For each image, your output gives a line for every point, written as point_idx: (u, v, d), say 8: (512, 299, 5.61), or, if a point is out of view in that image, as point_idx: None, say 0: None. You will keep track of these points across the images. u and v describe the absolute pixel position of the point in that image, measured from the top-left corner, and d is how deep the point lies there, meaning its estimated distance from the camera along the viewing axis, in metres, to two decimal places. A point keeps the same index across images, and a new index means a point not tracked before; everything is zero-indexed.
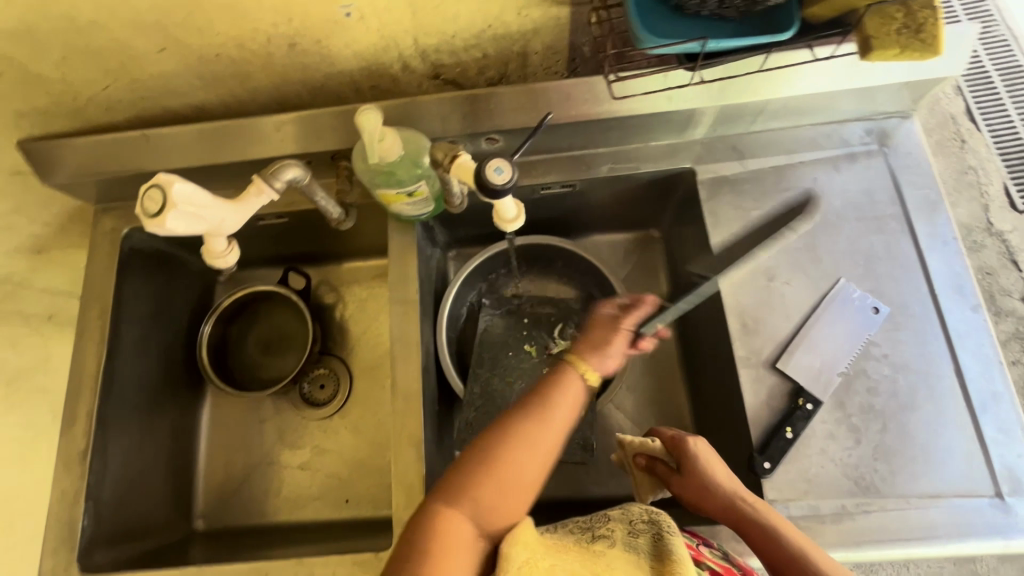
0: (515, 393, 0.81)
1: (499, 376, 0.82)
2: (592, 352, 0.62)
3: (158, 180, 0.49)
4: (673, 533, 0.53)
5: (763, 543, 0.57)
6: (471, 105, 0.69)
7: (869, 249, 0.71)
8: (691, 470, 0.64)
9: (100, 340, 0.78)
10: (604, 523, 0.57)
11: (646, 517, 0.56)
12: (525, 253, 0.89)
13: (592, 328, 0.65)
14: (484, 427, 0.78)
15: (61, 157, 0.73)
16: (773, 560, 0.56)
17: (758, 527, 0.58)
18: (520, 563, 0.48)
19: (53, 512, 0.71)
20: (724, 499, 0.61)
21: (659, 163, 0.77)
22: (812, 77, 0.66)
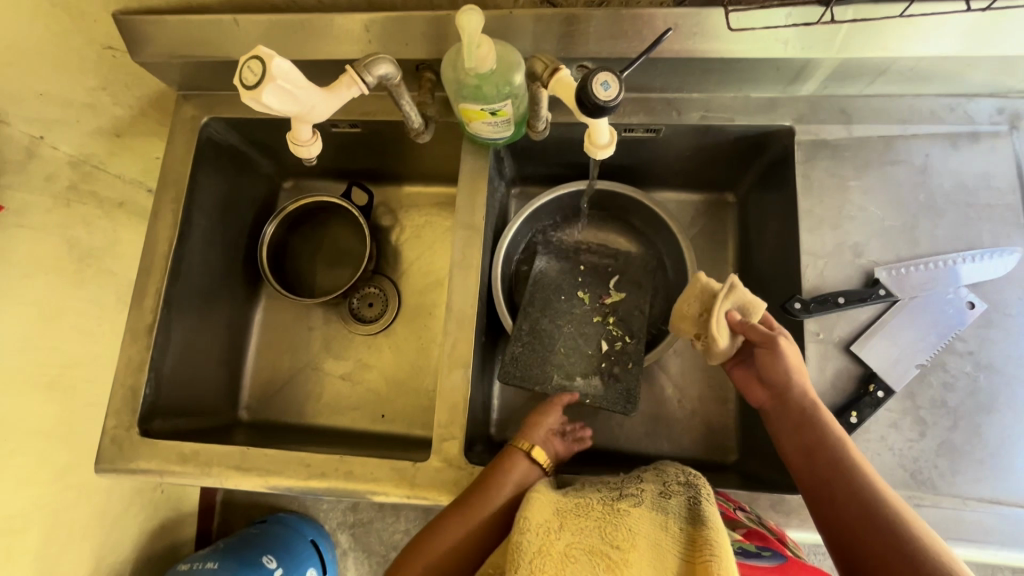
0: (563, 335, 0.79)
1: (550, 318, 0.80)
2: (535, 431, 0.68)
3: (257, 52, 0.47)
4: (709, 501, 0.52)
5: (823, 447, 0.54)
6: (568, 27, 0.65)
7: (975, 239, 0.66)
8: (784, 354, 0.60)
9: (172, 222, 0.79)
10: (634, 484, 0.56)
11: (681, 480, 0.56)
12: (592, 200, 0.86)
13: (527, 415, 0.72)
14: (527, 361, 0.77)
15: (152, 33, 0.73)
16: (813, 449, 0.55)
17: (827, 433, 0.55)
18: (533, 553, 0.47)
19: (119, 376, 0.74)
20: (800, 401, 0.58)
21: (755, 117, 0.72)
22: (955, 35, 0.59)
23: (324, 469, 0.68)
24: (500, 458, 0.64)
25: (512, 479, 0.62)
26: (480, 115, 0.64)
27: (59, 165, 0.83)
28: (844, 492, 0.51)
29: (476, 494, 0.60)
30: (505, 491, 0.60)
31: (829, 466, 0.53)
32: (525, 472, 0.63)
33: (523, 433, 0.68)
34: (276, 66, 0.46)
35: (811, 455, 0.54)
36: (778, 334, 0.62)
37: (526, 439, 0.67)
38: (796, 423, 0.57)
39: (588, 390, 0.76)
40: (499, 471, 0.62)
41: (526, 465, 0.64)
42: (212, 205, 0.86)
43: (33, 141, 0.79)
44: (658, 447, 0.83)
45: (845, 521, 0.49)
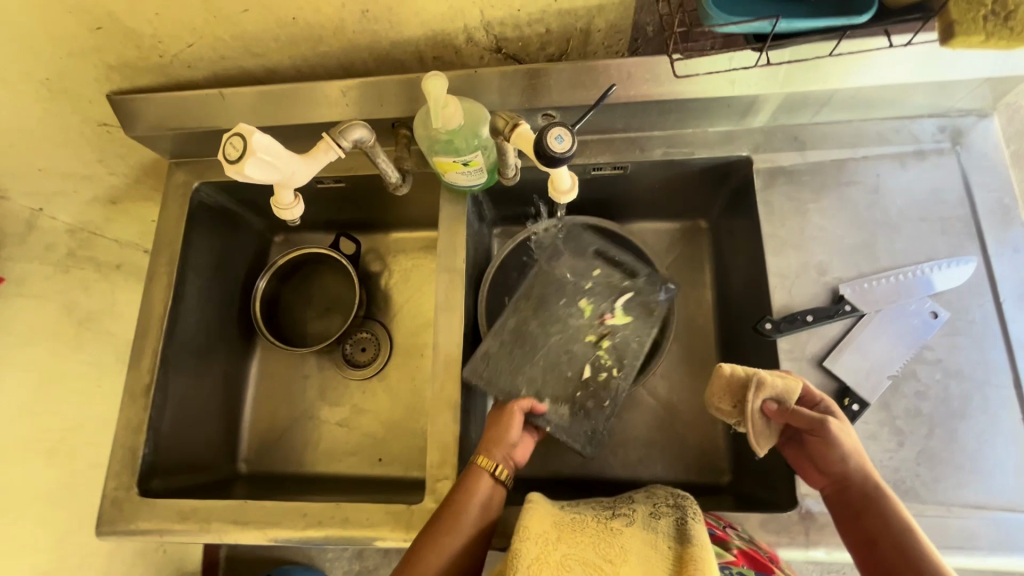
0: (545, 350, 0.79)
1: (539, 330, 0.80)
2: (499, 448, 0.67)
3: (238, 129, 0.51)
4: (697, 519, 0.54)
5: (889, 542, 0.51)
6: (531, 80, 0.70)
7: (932, 250, 0.69)
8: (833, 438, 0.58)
9: (167, 285, 0.82)
10: (626, 505, 0.59)
11: (670, 502, 0.58)
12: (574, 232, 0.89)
13: (487, 425, 0.71)
14: (499, 367, 0.76)
15: (144, 110, 0.77)
16: (881, 543, 0.51)
17: (893, 525, 0.52)
18: (530, 561, 0.48)
19: (118, 438, 0.76)
20: (861, 487, 0.55)
21: (714, 149, 0.76)
22: (889, 66, 0.64)
23: (322, 518, 0.69)
24: (469, 475, 0.65)
25: (479, 506, 0.62)
26: (453, 166, 0.67)
27: (58, 235, 0.91)
28: None
29: (455, 515, 0.61)
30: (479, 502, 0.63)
31: (896, 563, 0.50)
32: (489, 492, 0.64)
33: (485, 448, 0.68)
34: (256, 140, 0.50)
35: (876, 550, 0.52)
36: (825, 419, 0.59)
37: (489, 456, 0.66)
38: (857, 513, 0.54)
39: (554, 421, 0.74)
40: (471, 485, 0.64)
41: (491, 483, 0.64)
42: (206, 264, 0.89)
43: (33, 214, 0.88)
44: (653, 472, 0.84)
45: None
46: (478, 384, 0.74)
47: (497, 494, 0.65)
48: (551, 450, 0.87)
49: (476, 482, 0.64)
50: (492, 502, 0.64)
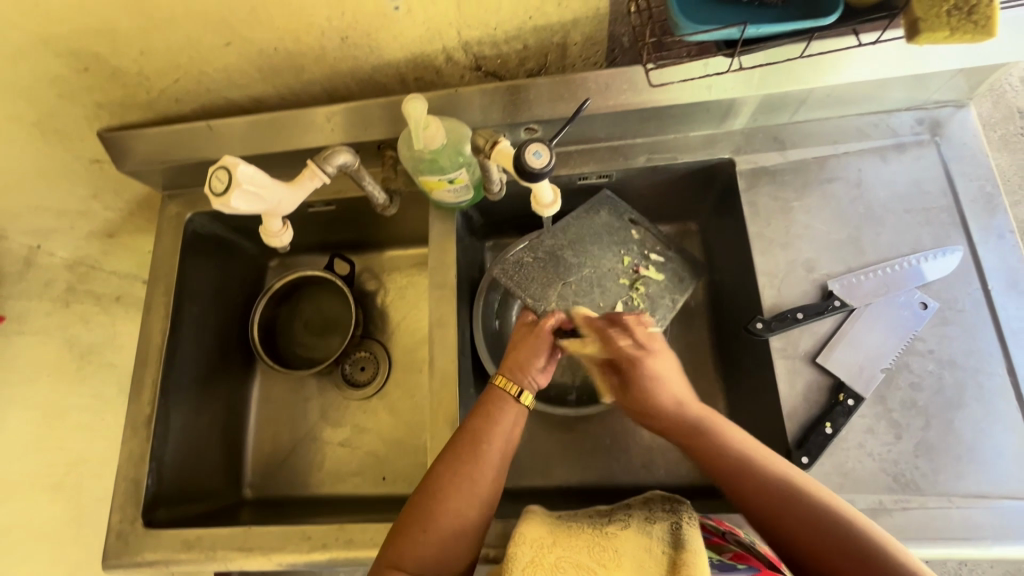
0: (579, 277, 0.75)
1: (577, 253, 0.76)
2: (523, 373, 0.65)
3: (223, 162, 0.52)
4: (692, 522, 0.54)
5: (792, 509, 0.54)
6: (512, 96, 0.71)
7: (917, 241, 0.69)
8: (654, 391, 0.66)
9: (164, 315, 0.83)
10: (623, 512, 0.59)
11: (667, 506, 0.57)
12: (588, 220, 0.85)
13: (514, 343, 0.68)
14: (530, 275, 0.75)
15: (133, 146, 0.78)
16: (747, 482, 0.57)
17: (787, 491, 0.55)
18: (524, 565, 0.50)
19: (122, 470, 0.77)
20: (745, 463, 0.58)
21: (696, 153, 0.77)
22: (860, 65, 0.65)
23: (327, 540, 0.69)
24: (488, 400, 0.63)
25: (500, 437, 0.61)
26: (439, 185, 0.68)
27: (56, 271, 0.93)
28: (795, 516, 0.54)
29: (475, 447, 0.60)
30: (501, 436, 0.61)
31: (768, 493, 0.56)
32: (511, 423, 0.62)
33: (508, 368, 0.66)
34: (240, 172, 0.51)
35: (786, 524, 0.54)
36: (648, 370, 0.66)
37: (511, 379, 0.65)
38: (752, 492, 0.57)
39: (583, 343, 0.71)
40: (492, 412, 0.63)
41: (514, 410, 0.63)
42: (202, 292, 0.90)
43: (32, 250, 0.91)
44: (656, 477, 0.84)
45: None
46: (505, 283, 0.74)
47: (518, 427, 0.63)
48: (554, 459, 0.87)
49: (500, 410, 0.63)
50: (514, 427, 0.63)
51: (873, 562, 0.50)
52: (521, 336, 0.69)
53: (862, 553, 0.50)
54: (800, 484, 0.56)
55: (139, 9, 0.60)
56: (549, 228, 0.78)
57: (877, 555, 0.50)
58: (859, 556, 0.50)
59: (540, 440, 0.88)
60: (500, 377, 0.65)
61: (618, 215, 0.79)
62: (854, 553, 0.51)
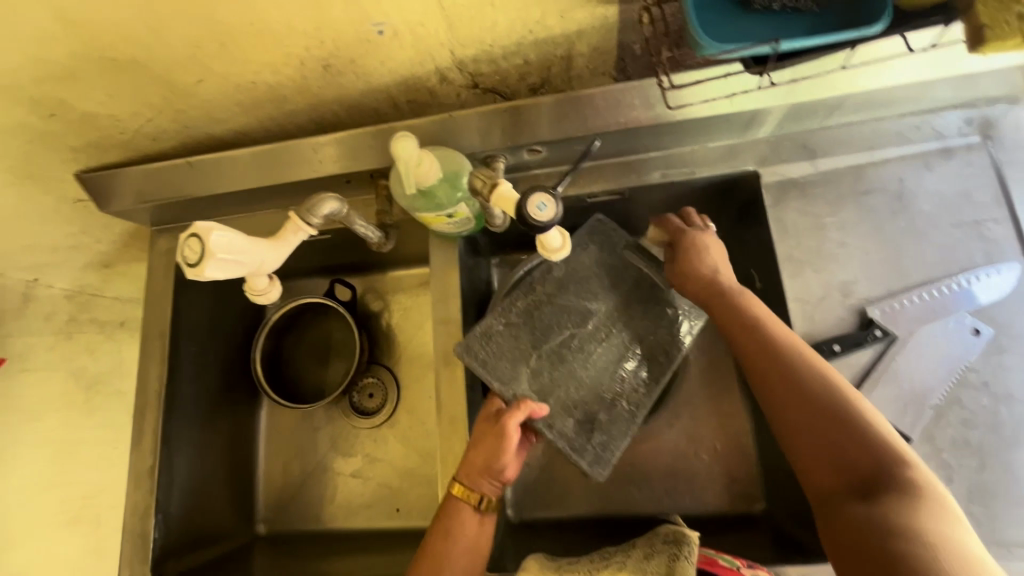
0: (555, 350, 0.70)
1: (563, 324, 0.71)
2: (483, 479, 0.61)
3: (195, 230, 0.52)
4: (690, 557, 0.52)
5: (801, 386, 0.52)
6: (513, 117, 0.65)
7: (967, 258, 0.63)
8: (693, 261, 0.65)
9: (161, 361, 0.80)
10: (625, 551, 0.58)
11: (668, 539, 0.55)
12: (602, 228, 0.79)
13: (476, 443, 0.62)
14: (500, 349, 0.68)
15: (116, 186, 0.74)
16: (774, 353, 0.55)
17: (804, 367, 0.53)
18: None
19: (128, 524, 0.76)
20: (766, 337, 0.56)
21: (716, 166, 0.70)
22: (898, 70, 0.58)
23: None
24: (449, 513, 0.60)
25: (465, 549, 0.59)
26: (437, 220, 0.64)
27: (57, 302, 0.89)
28: (811, 401, 0.51)
29: (436, 570, 0.57)
30: (464, 550, 0.59)
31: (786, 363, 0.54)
32: (474, 532, 0.60)
33: (469, 476, 0.61)
34: (216, 240, 0.51)
35: (785, 396, 0.52)
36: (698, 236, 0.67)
37: (473, 489, 0.61)
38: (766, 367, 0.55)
39: (556, 435, 0.66)
40: (453, 523, 0.60)
41: (477, 521, 0.60)
42: (202, 328, 0.86)
43: (29, 285, 0.86)
44: (681, 506, 0.79)
45: (832, 468, 0.48)
46: (471, 364, 0.67)
47: (484, 533, 0.61)
48: (571, 490, 0.82)
49: (462, 521, 0.60)
50: (481, 535, 0.60)
51: (870, 448, 0.47)
52: (486, 431, 0.63)
53: (854, 433, 0.48)
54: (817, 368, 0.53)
55: (102, 53, 0.56)
56: (537, 288, 0.72)
57: (872, 439, 0.48)
58: (857, 441, 0.48)
59: (558, 472, 0.83)
60: (460, 489, 0.60)
61: (612, 248, 0.74)
62: (860, 444, 0.48)
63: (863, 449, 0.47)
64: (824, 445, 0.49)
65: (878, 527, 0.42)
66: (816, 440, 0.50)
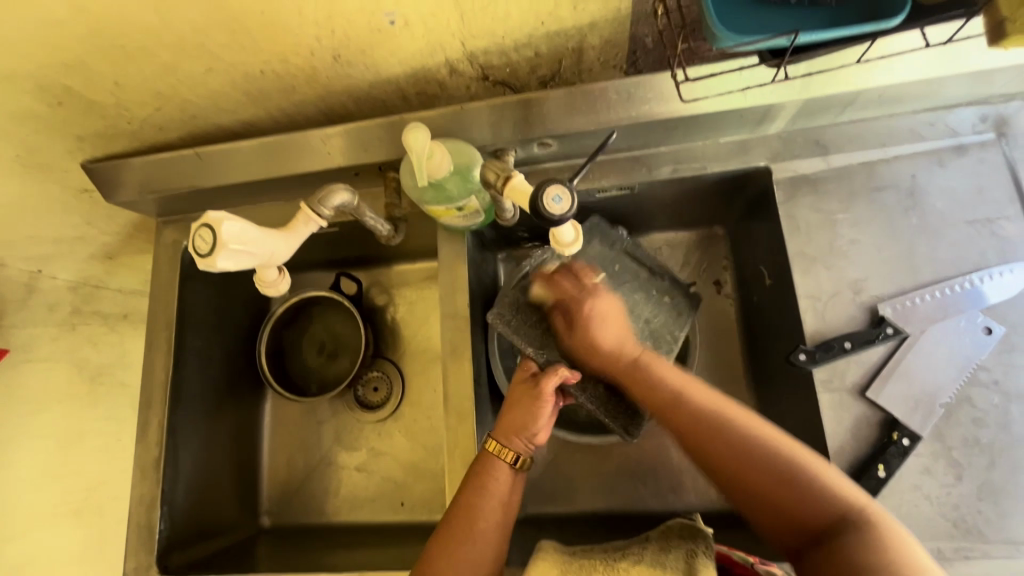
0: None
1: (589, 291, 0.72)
2: (518, 433, 0.61)
3: (208, 220, 0.52)
4: (708, 555, 0.52)
5: (736, 456, 0.50)
6: (523, 110, 0.64)
7: (979, 256, 0.62)
8: (589, 332, 0.65)
9: (166, 352, 0.80)
10: (639, 544, 0.57)
11: (685, 534, 0.56)
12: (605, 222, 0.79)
13: (512, 402, 0.63)
14: (529, 316, 0.70)
15: (122, 176, 0.73)
16: (695, 426, 0.53)
17: (735, 428, 0.51)
18: None
19: (134, 515, 0.76)
20: (686, 401, 0.55)
21: (727, 162, 0.69)
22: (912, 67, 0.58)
23: None
24: (480, 468, 0.59)
25: (496, 503, 0.57)
26: (446, 213, 0.63)
27: (61, 294, 0.88)
28: (751, 469, 0.49)
29: (468, 521, 0.56)
30: (496, 504, 0.57)
31: (710, 433, 0.52)
32: (506, 487, 0.59)
33: (505, 433, 0.61)
34: (227, 230, 0.52)
35: (721, 461, 0.51)
36: (591, 300, 0.66)
37: (506, 444, 0.60)
38: (695, 432, 0.53)
39: (588, 398, 0.67)
40: (485, 477, 0.59)
41: (509, 476, 0.59)
42: (208, 320, 0.86)
43: (32, 276, 0.85)
44: (685, 502, 0.79)
45: (797, 530, 0.48)
46: (500, 329, 0.69)
47: (514, 492, 0.59)
48: (576, 485, 0.82)
49: (493, 476, 0.59)
50: (512, 493, 0.59)
51: (818, 499, 0.47)
52: (522, 393, 0.64)
53: (802, 489, 0.48)
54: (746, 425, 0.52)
55: (110, 40, 0.55)
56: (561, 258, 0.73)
57: (819, 489, 0.47)
58: (805, 496, 0.47)
59: (563, 467, 0.83)
60: (494, 443, 0.60)
61: (610, 244, 0.74)
62: (810, 499, 0.47)
63: (815, 501, 0.47)
64: (774, 508, 0.48)
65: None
66: (766, 503, 0.49)
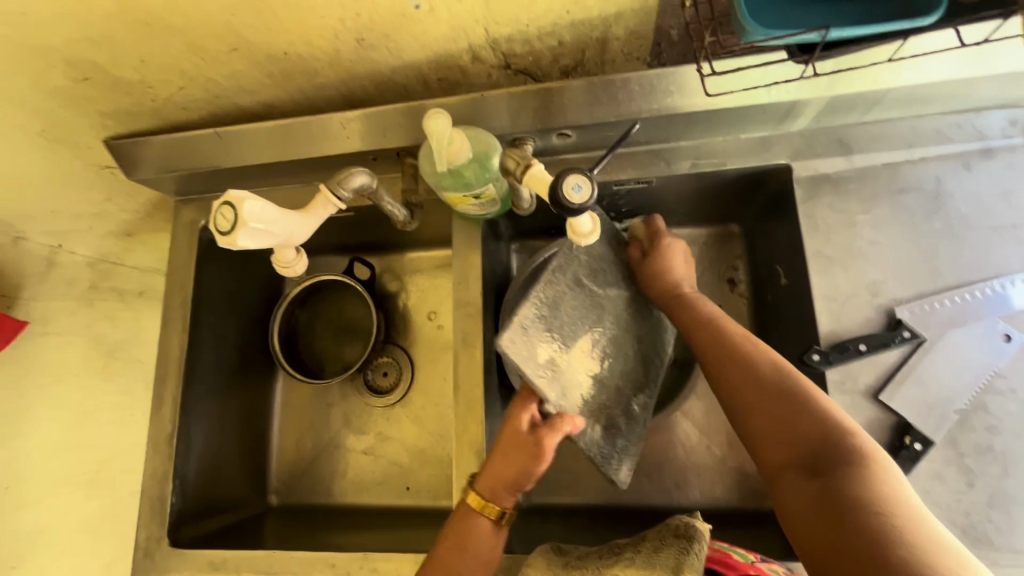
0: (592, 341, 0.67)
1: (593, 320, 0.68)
2: (502, 491, 0.60)
3: (229, 198, 0.52)
4: (699, 552, 0.52)
5: (750, 373, 0.55)
6: (544, 99, 0.64)
7: (1002, 261, 0.62)
8: (662, 270, 0.70)
9: (182, 330, 0.81)
10: (635, 546, 0.57)
11: (679, 532, 0.55)
12: (619, 212, 0.79)
13: (501, 455, 0.61)
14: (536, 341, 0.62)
15: (143, 154, 0.74)
16: (721, 346, 0.59)
17: (758, 356, 0.56)
18: None
19: (146, 487, 0.77)
20: (719, 330, 0.61)
21: (748, 158, 0.68)
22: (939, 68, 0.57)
23: (350, 567, 0.69)
24: (461, 522, 0.60)
25: (476, 558, 0.58)
26: (463, 200, 0.64)
27: (79, 268, 0.89)
28: (760, 387, 0.54)
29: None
30: (476, 568, 0.58)
31: (733, 357, 0.58)
32: (488, 543, 0.59)
33: (491, 488, 0.60)
34: (247, 209, 0.52)
35: (739, 381, 0.56)
36: (674, 243, 0.72)
37: (490, 501, 0.60)
38: (723, 357, 0.58)
39: (588, 441, 0.66)
40: (463, 533, 0.59)
41: (490, 531, 0.60)
42: (222, 300, 0.87)
43: (52, 250, 0.86)
44: (690, 498, 0.79)
45: (788, 444, 0.50)
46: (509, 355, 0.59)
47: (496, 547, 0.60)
48: (581, 477, 0.82)
49: (473, 534, 0.59)
50: (493, 547, 0.60)
51: (816, 420, 0.49)
52: (512, 447, 0.61)
53: (804, 412, 0.50)
54: (770, 357, 0.56)
55: (137, 16, 0.55)
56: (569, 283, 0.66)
57: (823, 416, 0.49)
58: (803, 415, 0.50)
59: (569, 459, 0.83)
60: (478, 499, 0.60)
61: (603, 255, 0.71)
62: (806, 415, 0.50)
63: (812, 420, 0.49)
64: (773, 429, 0.51)
65: (829, 497, 0.43)
66: (767, 426, 0.52)
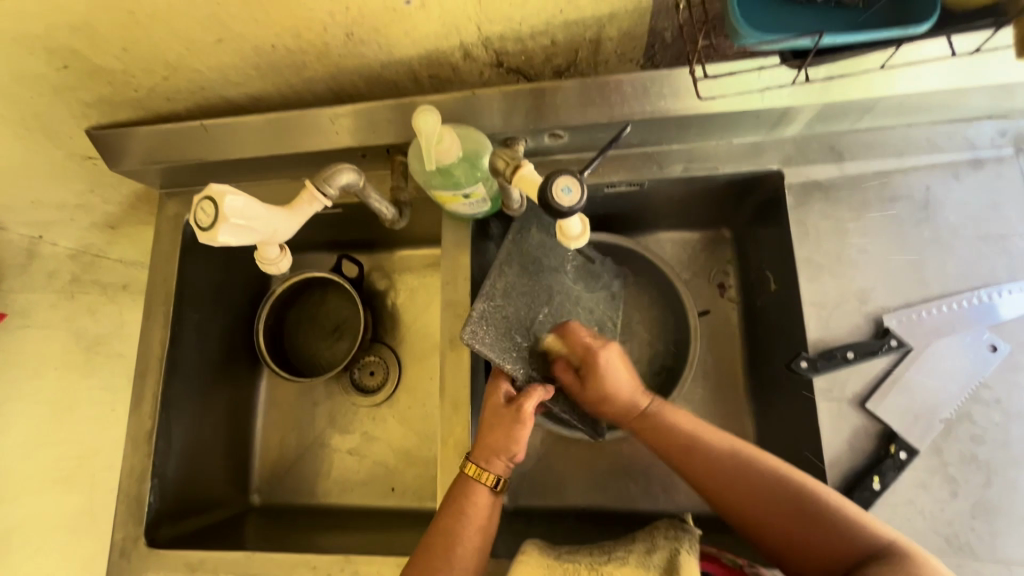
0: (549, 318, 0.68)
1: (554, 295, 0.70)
2: (495, 457, 0.59)
3: (211, 192, 0.51)
4: (690, 550, 0.53)
5: (759, 501, 0.53)
6: (536, 99, 0.63)
7: (990, 272, 0.62)
8: (608, 387, 0.64)
9: (164, 325, 0.79)
10: (625, 546, 0.57)
11: (669, 534, 0.56)
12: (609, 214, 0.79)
13: (488, 425, 0.61)
14: (496, 326, 0.63)
15: (126, 146, 0.72)
16: (712, 480, 0.56)
17: (758, 474, 0.54)
18: None
19: (124, 486, 0.75)
20: (701, 456, 0.57)
21: (740, 163, 0.68)
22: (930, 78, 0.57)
23: (332, 569, 0.68)
24: (457, 492, 0.59)
25: (473, 525, 0.57)
26: (452, 199, 0.63)
27: (60, 261, 0.89)
28: (775, 513, 0.52)
29: (445, 543, 0.56)
30: (474, 536, 0.57)
31: (727, 484, 0.55)
32: (485, 511, 0.58)
33: (482, 456, 0.60)
34: (229, 204, 0.51)
35: (753, 511, 0.54)
36: (602, 351, 0.64)
37: (484, 467, 0.59)
38: (719, 484, 0.56)
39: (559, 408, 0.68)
40: (460, 499, 0.58)
41: (488, 500, 0.59)
42: (206, 296, 0.85)
43: (33, 241, 0.86)
44: (677, 502, 0.79)
45: (827, 562, 0.50)
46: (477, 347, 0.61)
47: (493, 517, 0.59)
48: (568, 480, 0.82)
49: (471, 500, 0.58)
50: (489, 517, 0.58)
51: (839, 531, 0.50)
52: (497, 415, 0.61)
53: (829, 526, 0.50)
54: (766, 474, 0.54)
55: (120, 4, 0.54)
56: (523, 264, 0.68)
57: (842, 524, 0.50)
58: (826, 530, 0.50)
59: (556, 461, 0.82)
60: (472, 467, 0.59)
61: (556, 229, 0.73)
62: (830, 531, 0.50)
63: (837, 535, 0.50)
64: (804, 551, 0.51)
65: None
66: (797, 549, 0.51)
